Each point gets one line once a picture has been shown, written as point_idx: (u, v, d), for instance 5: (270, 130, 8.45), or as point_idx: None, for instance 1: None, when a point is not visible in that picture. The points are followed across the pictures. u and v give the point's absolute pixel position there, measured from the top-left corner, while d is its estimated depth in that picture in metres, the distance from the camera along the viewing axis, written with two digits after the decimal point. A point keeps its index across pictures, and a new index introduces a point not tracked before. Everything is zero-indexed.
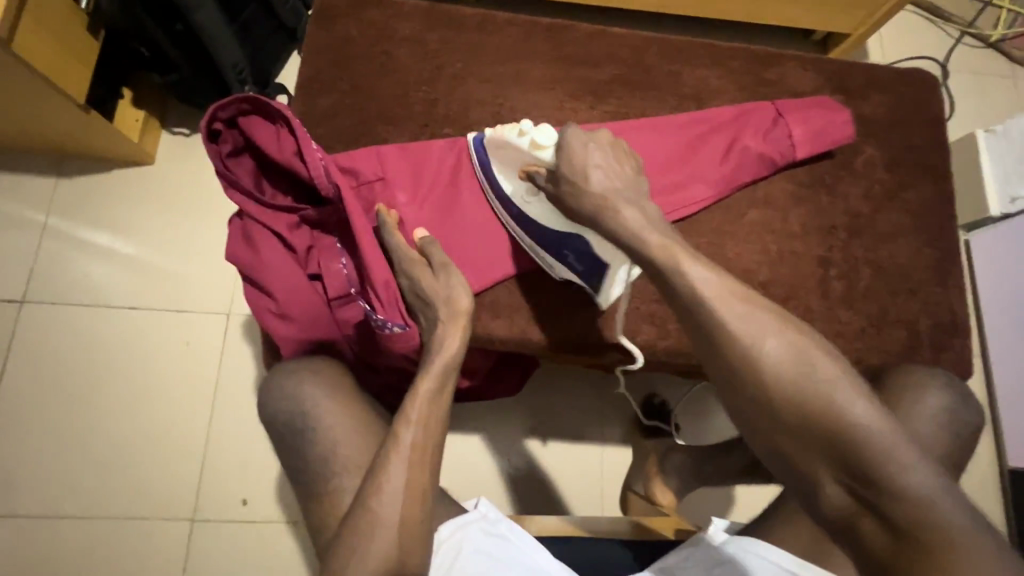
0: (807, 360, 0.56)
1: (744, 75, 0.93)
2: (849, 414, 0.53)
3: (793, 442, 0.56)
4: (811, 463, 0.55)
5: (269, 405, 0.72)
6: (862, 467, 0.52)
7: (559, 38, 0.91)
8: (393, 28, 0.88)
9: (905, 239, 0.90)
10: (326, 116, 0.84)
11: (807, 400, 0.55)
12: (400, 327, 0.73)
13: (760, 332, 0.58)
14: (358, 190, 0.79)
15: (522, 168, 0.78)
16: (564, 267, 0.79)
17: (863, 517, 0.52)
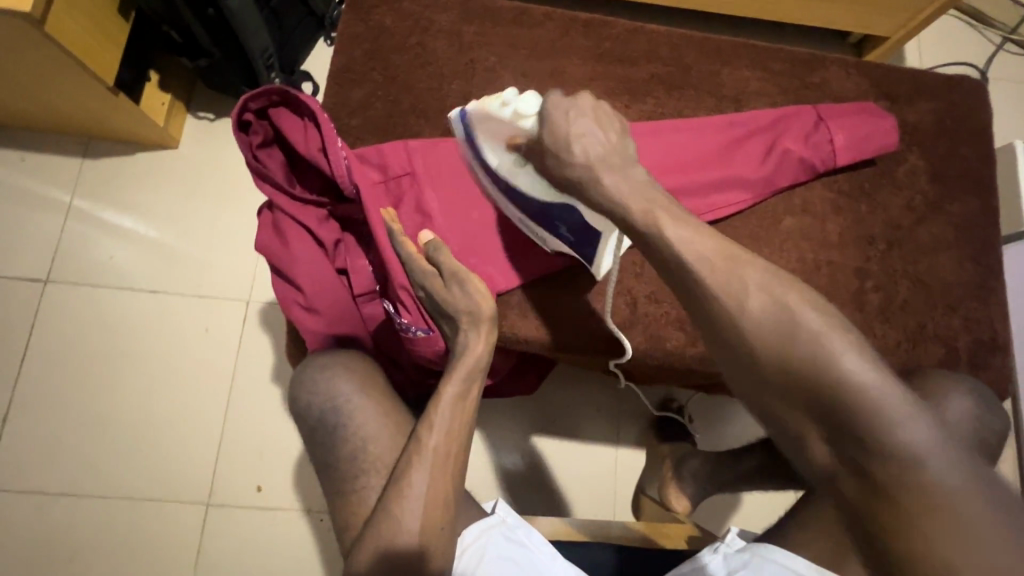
0: (795, 326, 0.56)
1: (786, 77, 0.91)
2: (850, 382, 0.53)
3: (789, 409, 0.57)
4: (804, 426, 0.56)
5: (296, 400, 0.72)
6: (851, 429, 0.53)
7: (597, 34, 0.89)
8: (427, 18, 0.86)
9: (946, 253, 0.87)
10: (357, 107, 0.82)
11: (794, 368, 0.55)
12: (423, 332, 0.71)
13: (754, 304, 0.57)
14: (386, 186, 0.78)
15: (508, 142, 0.71)
16: (556, 239, 0.77)
17: (850, 473, 0.55)
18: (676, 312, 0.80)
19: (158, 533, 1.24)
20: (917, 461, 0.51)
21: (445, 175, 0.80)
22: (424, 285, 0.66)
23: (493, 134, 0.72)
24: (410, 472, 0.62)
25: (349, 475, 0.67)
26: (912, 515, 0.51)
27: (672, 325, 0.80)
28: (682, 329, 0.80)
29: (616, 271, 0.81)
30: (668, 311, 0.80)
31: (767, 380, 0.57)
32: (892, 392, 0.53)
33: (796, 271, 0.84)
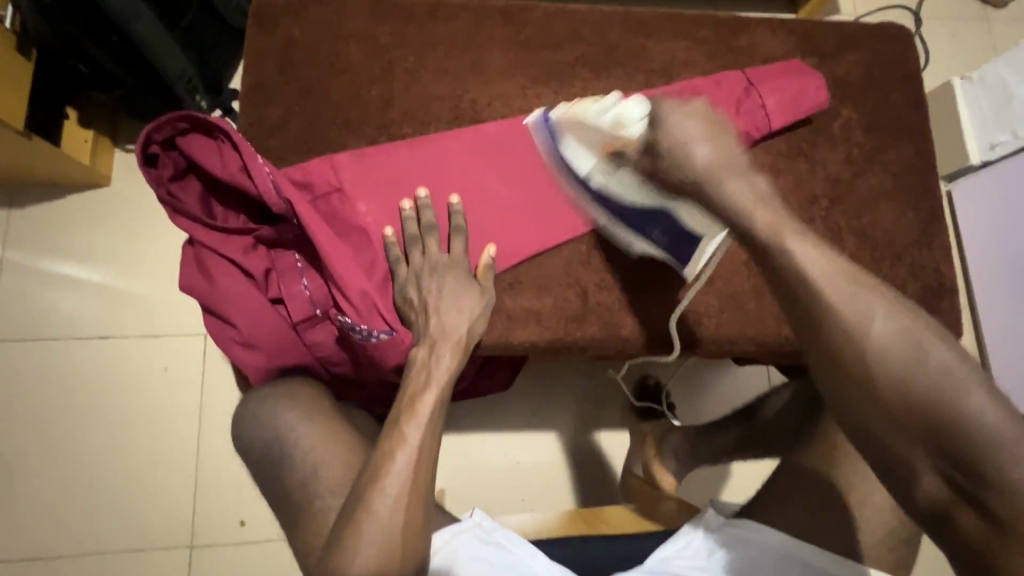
0: (919, 347, 0.53)
1: (713, 44, 0.89)
2: (963, 404, 0.49)
3: (895, 429, 0.52)
4: (911, 449, 0.51)
5: (246, 430, 0.70)
6: (982, 467, 0.48)
7: (517, 20, 0.86)
8: (338, 25, 0.83)
9: (887, 203, 0.88)
10: (274, 127, 0.78)
11: (914, 392, 0.51)
12: (388, 332, 0.69)
13: (868, 309, 0.54)
14: (315, 204, 0.76)
15: (603, 149, 0.74)
16: (643, 239, 0.78)
17: (968, 512, 0.49)
18: (627, 296, 0.79)
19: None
20: None
21: (375, 185, 0.77)
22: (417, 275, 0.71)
23: (591, 144, 0.76)
24: (388, 465, 0.59)
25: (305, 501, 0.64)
26: None
27: (625, 310, 0.79)
28: (635, 314, 0.79)
29: (562, 263, 0.79)
30: (619, 296, 0.79)
31: (870, 396, 0.53)
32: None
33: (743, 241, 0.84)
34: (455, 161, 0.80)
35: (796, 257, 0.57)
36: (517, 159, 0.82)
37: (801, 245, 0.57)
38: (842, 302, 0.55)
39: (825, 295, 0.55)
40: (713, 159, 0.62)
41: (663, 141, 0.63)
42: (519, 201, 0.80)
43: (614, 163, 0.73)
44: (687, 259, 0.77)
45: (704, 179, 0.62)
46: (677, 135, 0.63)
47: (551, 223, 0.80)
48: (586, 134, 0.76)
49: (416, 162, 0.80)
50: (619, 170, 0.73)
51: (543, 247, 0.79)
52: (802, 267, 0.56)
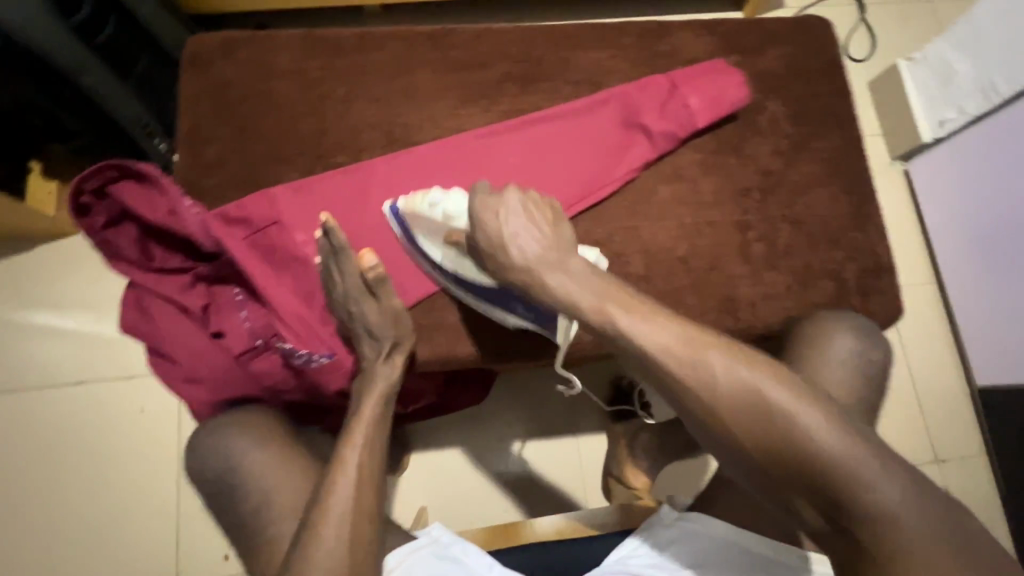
0: (760, 395, 0.57)
1: (636, 51, 0.92)
2: (812, 438, 0.55)
3: (766, 472, 0.56)
4: (784, 486, 0.56)
5: (196, 463, 0.69)
6: (835, 493, 0.54)
7: (443, 44, 0.89)
8: (270, 63, 0.86)
9: (820, 190, 0.90)
10: (212, 167, 0.81)
11: (773, 435, 0.56)
12: (327, 356, 0.71)
13: (705, 356, 0.59)
14: (254, 238, 0.78)
15: (446, 236, 0.73)
16: (512, 314, 0.76)
17: (834, 529, 0.55)
18: None
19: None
20: (884, 505, 0.53)
21: (313, 215, 0.80)
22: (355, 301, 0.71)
23: (431, 233, 0.75)
24: (331, 491, 0.62)
25: (258, 530, 0.66)
26: (892, 563, 0.52)
27: None
28: None
29: None
30: None
31: (737, 451, 0.57)
32: (862, 448, 0.55)
33: (679, 239, 0.85)
34: (390, 185, 0.83)
35: (635, 336, 0.60)
36: (451, 178, 0.84)
37: (634, 326, 0.60)
38: (686, 373, 0.58)
39: (669, 367, 0.59)
40: (531, 250, 0.65)
41: (484, 234, 0.67)
42: None
43: (456, 254, 0.73)
44: (554, 331, 0.74)
45: (529, 279, 0.65)
46: (500, 226, 0.66)
47: None
48: (428, 228, 0.75)
49: (352, 189, 0.82)
50: (465, 261, 0.73)
51: None
52: (646, 347, 0.59)
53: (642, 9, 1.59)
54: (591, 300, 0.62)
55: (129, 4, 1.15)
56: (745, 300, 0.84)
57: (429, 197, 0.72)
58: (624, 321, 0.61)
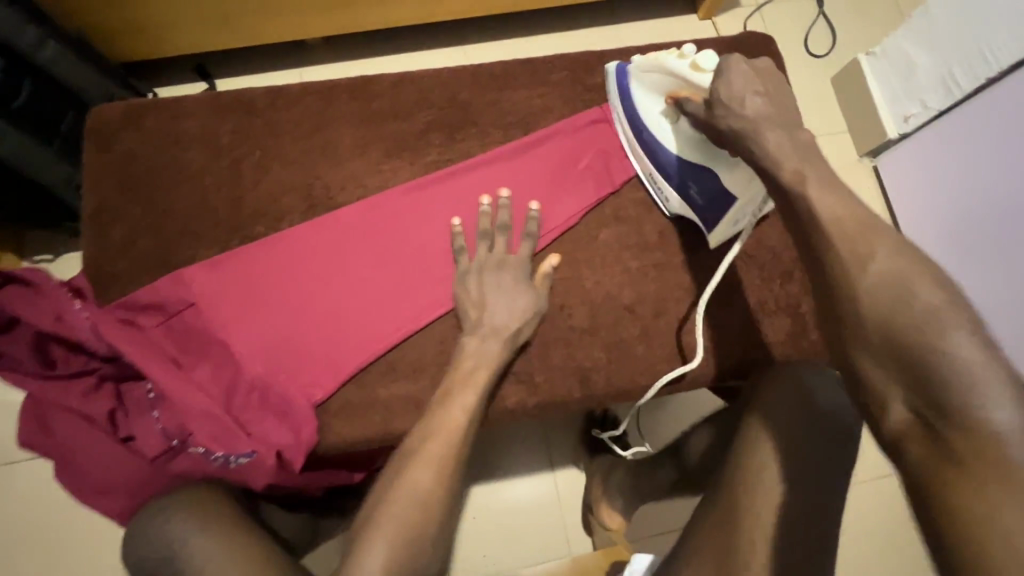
0: (908, 288, 0.50)
1: (569, 86, 0.87)
2: (945, 341, 0.47)
3: (872, 358, 0.50)
4: (887, 379, 0.49)
5: (138, 554, 0.63)
6: (948, 401, 0.46)
7: (362, 95, 0.84)
8: (178, 130, 0.81)
9: (769, 219, 0.85)
10: (118, 250, 0.76)
11: (900, 324, 0.49)
12: (251, 451, 0.67)
13: (868, 242, 0.53)
14: (168, 324, 0.73)
15: (670, 94, 0.73)
16: (680, 198, 0.80)
17: (921, 444, 0.47)
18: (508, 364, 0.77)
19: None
20: (996, 430, 0.44)
21: (229, 293, 0.75)
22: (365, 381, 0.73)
23: (658, 88, 0.75)
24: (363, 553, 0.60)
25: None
26: (976, 490, 0.43)
27: (507, 378, 0.77)
28: (518, 381, 0.77)
29: (436, 340, 0.76)
30: None
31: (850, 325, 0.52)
32: (1005, 374, 0.46)
33: (624, 284, 0.81)
34: (317, 251, 0.78)
35: (812, 201, 0.56)
36: (381, 238, 0.79)
37: (821, 192, 0.56)
38: (843, 241, 0.54)
39: (827, 234, 0.54)
40: (762, 112, 0.62)
41: (723, 90, 0.64)
42: (386, 282, 0.78)
43: (678, 112, 0.73)
44: (712, 226, 0.79)
45: (747, 128, 0.62)
46: (734, 88, 0.63)
47: (409, 308, 0.77)
48: (654, 82, 0.75)
49: (273, 259, 0.77)
50: (681, 119, 0.73)
51: (413, 328, 0.76)
52: (818, 213, 0.55)
53: (590, 22, 1.53)
54: (796, 161, 0.59)
55: (48, 64, 1.06)
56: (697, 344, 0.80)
57: (680, 49, 0.70)
58: (830, 182, 0.57)
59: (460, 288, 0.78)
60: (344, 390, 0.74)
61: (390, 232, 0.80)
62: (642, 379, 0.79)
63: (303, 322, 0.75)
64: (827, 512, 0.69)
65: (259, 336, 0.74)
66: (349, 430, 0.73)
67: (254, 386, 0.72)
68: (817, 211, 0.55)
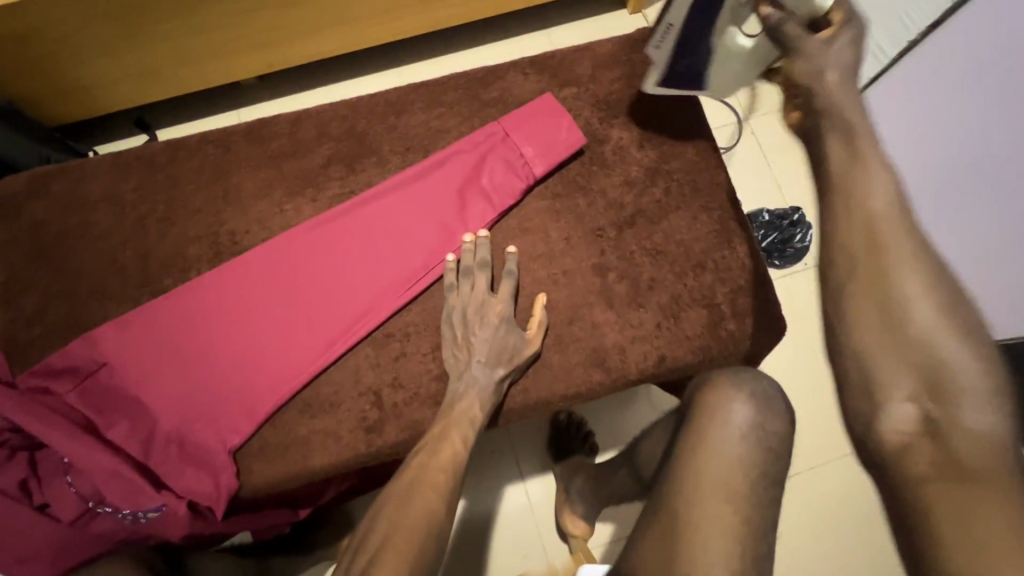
0: (932, 293, 0.47)
1: (464, 103, 0.88)
2: (952, 356, 0.46)
3: (890, 360, 0.47)
4: (898, 386, 0.48)
5: None
6: (945, 388, 0.47)
7: (261, 137, 0.85)
8: (82, 192, 0.82)
9: (677, 212, 0.85)
10: (32, 318, 0.78)
11: (915, 329, 0.47)
12: (168, 502, 0.69)
13: (901, 241, 0.48)
14: (82, 386, 0.74)
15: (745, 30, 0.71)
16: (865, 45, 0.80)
17: (927, 448, 0.48)
18: (424, 388, 0.77)
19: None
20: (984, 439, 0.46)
21: (140, 349, 0.76)
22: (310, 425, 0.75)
23: None
24: None
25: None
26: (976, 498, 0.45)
27: (424, 402, 0.77)
28: (436, 405, 0.77)
29: (350, 371, 0.77)
30: (417, 390, 0.77)
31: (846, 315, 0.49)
32: (1001, 381, 0.46)
33: (535, 295, 0.81)
34: (230, 294, 0.79)
35: (874, 190, 0.48)
36: (292, 274, 0.80)
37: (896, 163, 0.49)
38: (886, 232, 0.48)
39: (871, 223, 0.48)
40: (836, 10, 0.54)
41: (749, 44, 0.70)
42: (297, 319, 0.78)
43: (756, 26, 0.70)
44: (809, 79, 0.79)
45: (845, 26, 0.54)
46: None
47: (319, 343, 0.77)
48: None
49: (187, 308, 0.78)
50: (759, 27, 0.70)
51: (324, 363, 0.76)
52: (869, 200, 0.48)
53: (516, 28, 1.52)
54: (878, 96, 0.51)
55: None
56: (612, 347, 0.80)
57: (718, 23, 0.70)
58: (870, 155, 0.49)
59: (369, 317, 0.78)
60: (260, 433, 0.74)
61: (298, 268, 0.80)
62: (563, 389, 0.78)
63: (215, 368, 0.76)
64: (753, 503, 0.68)
65: (172, 387, 0.74)
66: (268, 471, 0.73)
67: (167, 437, 0.72)
68: (873, 208, 0.48)
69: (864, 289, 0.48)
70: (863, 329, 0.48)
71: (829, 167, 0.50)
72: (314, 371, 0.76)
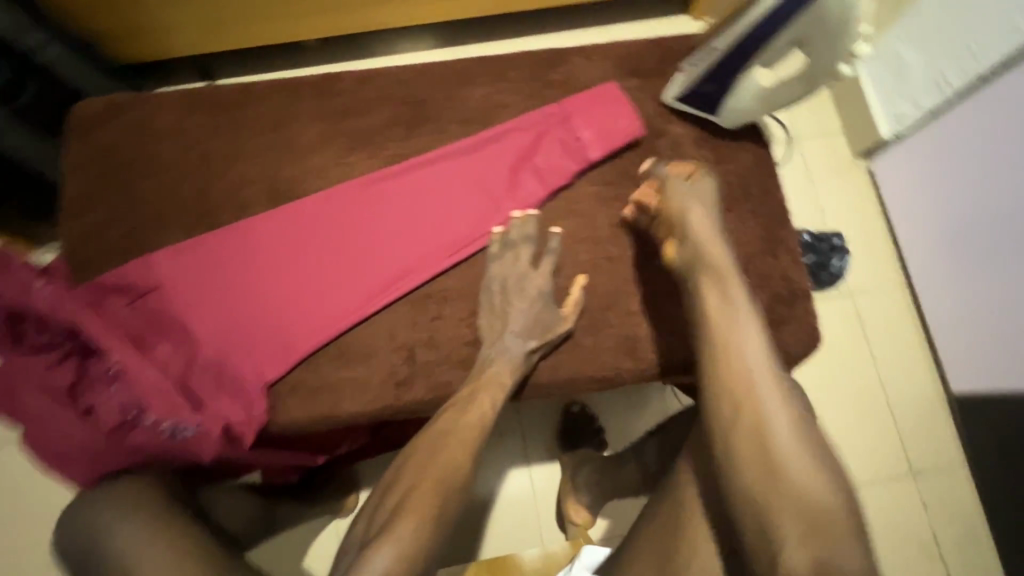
0: (758, 358, 0.66)
1: (528, 82, 0.89)
2: (770, 406, 0.64)
3: (724, 403, 0.66)
4: (729, 422, 0.65)
5: (72, 528, 0.69)
6: (767, 431, 0.64)
7: (326, 91, 0.87)
8: (151, 124, 0.85)
9: (724, 214, 0.85)
10: (92, 237, 0.81)
11: (748, 381, 0.65)
12: (203, 423, 0.72)
13: (744, 319, 0.68)
14: (132, 306, 0.77)
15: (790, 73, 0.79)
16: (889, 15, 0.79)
17: (746, 473, 0.63)
18: (456, 352, 0.78)
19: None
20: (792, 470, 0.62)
21: (191, 278, 0.79)
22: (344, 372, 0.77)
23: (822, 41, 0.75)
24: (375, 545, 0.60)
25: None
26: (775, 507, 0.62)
27: (455, 366, 0.78)
28: (466, 369, 0.78)
29: (387, 327, 0.79)
30: (449, 353, 0.78)
31: (731, 443, 0.64)
32: (804, 428, 0.65)
33: (574, 276, 0.82)
34: (279, 237, 0.81)
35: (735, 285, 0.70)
36: (340, 226, 0.82)
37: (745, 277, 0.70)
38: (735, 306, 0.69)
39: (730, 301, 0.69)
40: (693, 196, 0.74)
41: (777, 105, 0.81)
42: (340, 270, 0.80)
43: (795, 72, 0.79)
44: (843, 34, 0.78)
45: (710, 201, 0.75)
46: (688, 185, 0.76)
47: (360, 296, 0.79)
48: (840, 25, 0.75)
49: (236, 246, 0.80)
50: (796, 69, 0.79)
51: (363, 315, 0.78)
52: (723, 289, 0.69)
53: (577, 20, 1.52)
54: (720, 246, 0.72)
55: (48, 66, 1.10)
56: (644, 338, 0.80)
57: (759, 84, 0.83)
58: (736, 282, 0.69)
59: (411, 278, 0.80)
60: (296, 373, 0.77)
61: (348, 221, 0.82)
62: (592, 372, 0.79)
63: (258, 306, 0.78)
64: None
65: (217, 318, 0.77)
66: (299, 411, 0.76)
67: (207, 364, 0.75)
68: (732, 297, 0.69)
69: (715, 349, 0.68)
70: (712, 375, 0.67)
71: (705, 308, 0.69)
72: (352, 322, 0.78)
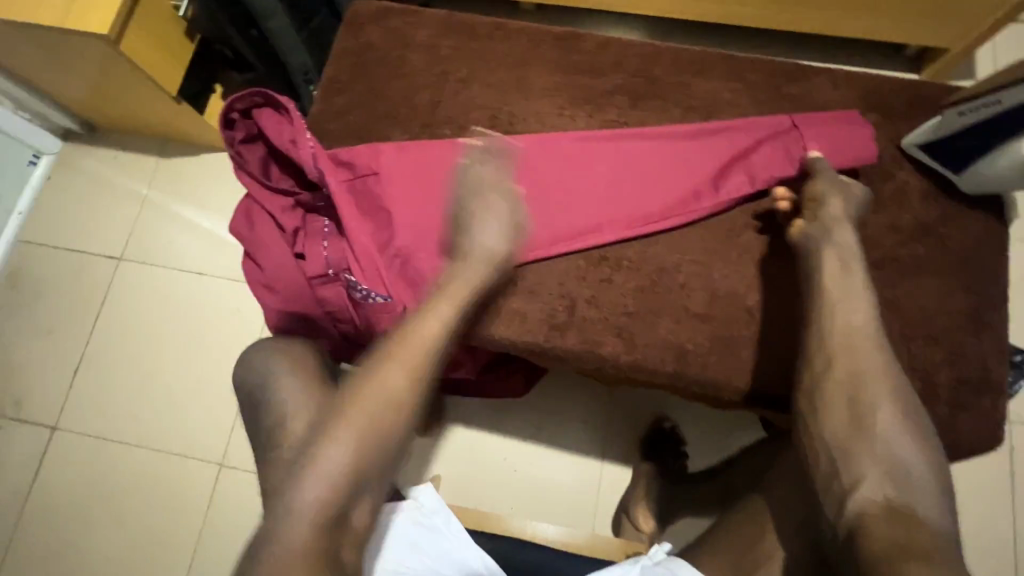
0: (874, 386, 0.65)
1: (762, 89, 0.88)
2: (888, 435, 0.63)
3: (843, 429, 0.64)
4: (848, 454, 0.63)
5: (244, 370, 0.82)
6: (893, 466, 0.61)
7: (567, 47, 0.92)
8: (410, 35, 0.95)
9: (930, 277, 0.80)
10: (336, 115, 0.92)
11: (868, 408, 0.64)
12: (382, 298, 0.81)
13: (866, 341, 0.68)
14: (353, 182, 0.87)
15: None
16: None
17: (888, 521, 0.58)
18: (614, 317, 0.81)
19: (173, 494, 1.35)
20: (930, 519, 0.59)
21: (407, 174, 0.87)
22: (508, 298, 0.82)
23: None
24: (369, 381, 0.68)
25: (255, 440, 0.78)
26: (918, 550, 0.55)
27: (608, 330, 0.81)
28: (618, 336, 0.80)
29: (558, 273, 0.82)
30: (607, 315, 0.81)
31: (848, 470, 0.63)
32: (932, 470, 0.62)
33: (750, 286, 0.81)
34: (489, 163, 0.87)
35: (867, 312, 0.70)
36: (547, 169, 0.87)
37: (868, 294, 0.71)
38: (854, 329, 0.69)
39: (854, 323, 0.69)
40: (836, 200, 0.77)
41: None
42: (534, 208, 0.85)
43: None
44: None
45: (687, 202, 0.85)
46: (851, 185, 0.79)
47: (546, 237, 0.83)
48: None
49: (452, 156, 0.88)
50: None
51: (542, 254, 0.83)
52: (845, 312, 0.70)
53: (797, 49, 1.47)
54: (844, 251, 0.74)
55: None
56: None
57: None
58: (859, 282, 0.72)
59: (596, 235, 0.83)
60: None
61: (555, 166, 0.87)
62: (739, 384, 0.79)
63: (453, 215, 0.85)
64: None
65: (415, 214, 0.85)
66: (459, 318, 0.82)
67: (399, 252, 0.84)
68: (857, 311, 0.70)
69: (832, 370, 0.67)
70: (827, 398, 0.66)
71: (831, 346, 0.68)
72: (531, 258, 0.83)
